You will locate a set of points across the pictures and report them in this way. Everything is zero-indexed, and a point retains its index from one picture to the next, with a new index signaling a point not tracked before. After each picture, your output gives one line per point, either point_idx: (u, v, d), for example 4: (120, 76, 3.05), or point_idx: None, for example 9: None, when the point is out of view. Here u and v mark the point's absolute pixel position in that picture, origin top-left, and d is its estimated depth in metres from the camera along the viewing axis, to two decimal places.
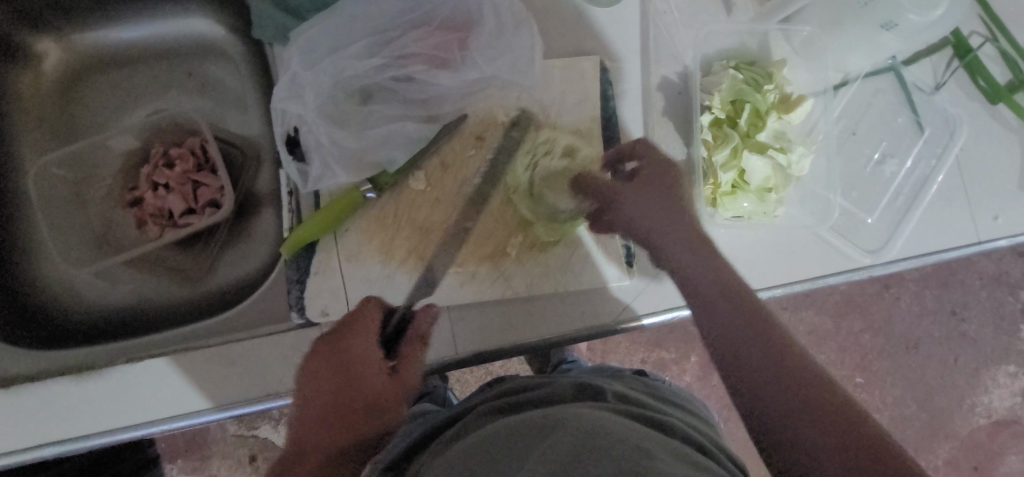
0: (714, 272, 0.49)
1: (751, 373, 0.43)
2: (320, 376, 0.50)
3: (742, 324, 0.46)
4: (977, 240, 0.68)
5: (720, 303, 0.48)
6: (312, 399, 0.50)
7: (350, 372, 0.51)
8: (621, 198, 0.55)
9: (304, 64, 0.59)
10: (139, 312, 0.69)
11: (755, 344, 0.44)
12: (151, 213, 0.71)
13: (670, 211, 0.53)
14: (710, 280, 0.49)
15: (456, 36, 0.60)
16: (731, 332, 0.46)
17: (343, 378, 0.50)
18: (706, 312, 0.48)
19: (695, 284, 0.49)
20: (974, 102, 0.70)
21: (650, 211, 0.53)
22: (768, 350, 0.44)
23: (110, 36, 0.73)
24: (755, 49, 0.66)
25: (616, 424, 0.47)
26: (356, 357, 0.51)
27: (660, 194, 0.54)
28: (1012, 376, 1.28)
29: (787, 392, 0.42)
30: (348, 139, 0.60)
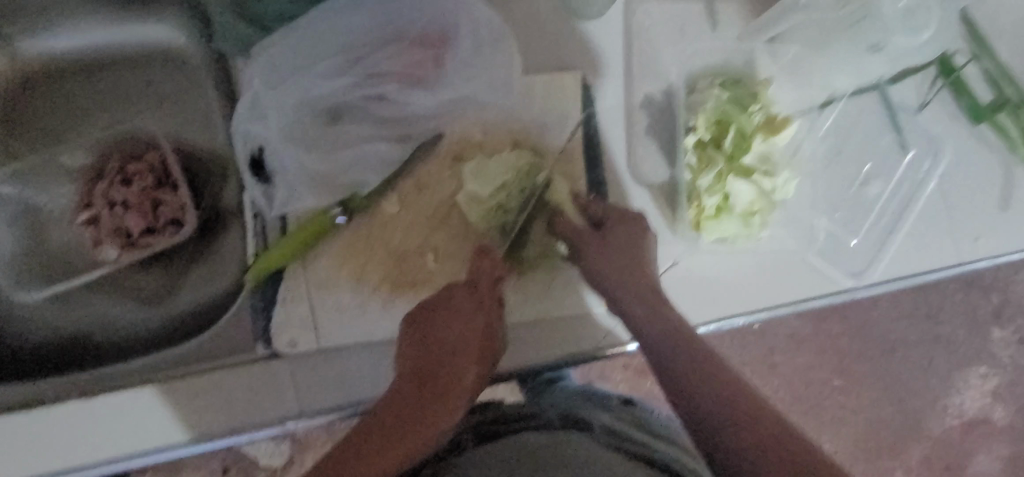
0: (669, 322, 0.53)
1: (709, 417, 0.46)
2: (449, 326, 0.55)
3: (689, 370, 0.49)
4: (960, 261, 0.67)
5: (673, 352, 0.51)
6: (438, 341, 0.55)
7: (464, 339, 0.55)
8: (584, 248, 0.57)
9: (268, 84, 0.56)
10: (98, 337, 0.65)
11: (710, 387, 0.48)
12: (107, 233, 0.66)
13: (634, 264, 0.56)
14: (660, 330, 0.52)
15: (431, 53, 0.57)
16: (694, 373, 0.49)
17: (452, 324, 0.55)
18: (665, 360, 0.51)
19: (650, 334, 0.52)
20: (957, 123, 0.69)
21: (612, 265, 0.56)
22: (724, 396, 0.47)
23: (60, 42, 0.68)
24: (740, 67, 0.64)
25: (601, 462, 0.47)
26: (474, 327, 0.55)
27: (624, 254, 0.57)
28: (984, 377, 1.30)
29: (743, 429, 0.45)
30: (317, 162, 0.57)
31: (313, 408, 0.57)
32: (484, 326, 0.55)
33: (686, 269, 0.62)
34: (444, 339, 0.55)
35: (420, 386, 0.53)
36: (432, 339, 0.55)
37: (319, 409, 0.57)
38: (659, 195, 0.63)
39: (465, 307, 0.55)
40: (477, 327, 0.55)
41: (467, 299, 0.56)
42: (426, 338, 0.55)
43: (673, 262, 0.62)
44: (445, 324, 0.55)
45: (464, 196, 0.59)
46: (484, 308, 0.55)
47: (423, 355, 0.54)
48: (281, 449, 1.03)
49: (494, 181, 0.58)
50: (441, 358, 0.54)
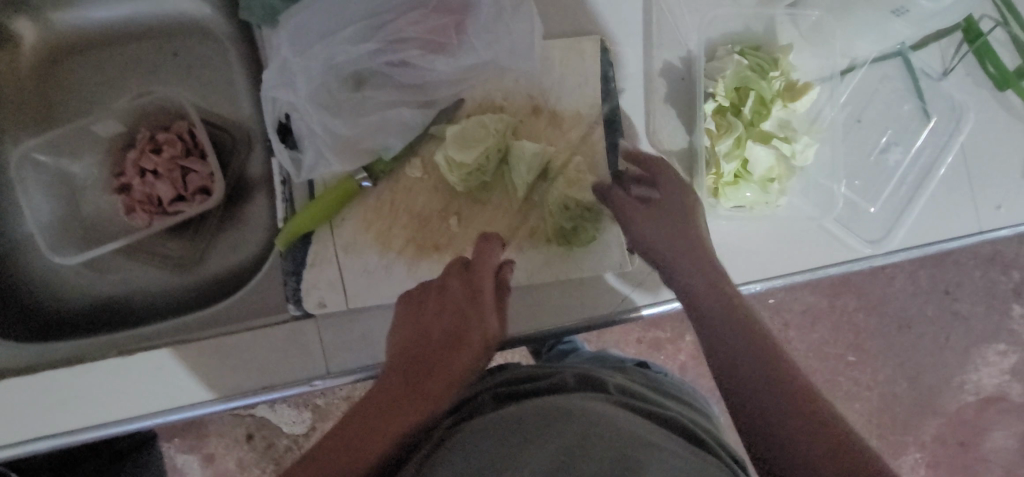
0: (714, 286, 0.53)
1: (753, 394, 0.47)
2: (434, 308, 0.52)
3: (734, 344, 0.50)
4: (980, 229, 0.67)
5: (722, 323, 0.51)
6: (432, 323, 0.52)
7: (461, 317, 0.51)
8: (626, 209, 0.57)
9: (296, 51, 0.56)
10: (131, 302, 0.68)
11: (754, 362, 0.48)
12: (139, 201, 0.69)
13: (669, 225, 0.56)
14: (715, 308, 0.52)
15: (453, 19, 0.57)
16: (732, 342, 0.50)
17: (447, 312, 0.52)
18: (714, 336, 0.51)
19: (698, 299, 0.53)
20: (981, 88, 0.69)
21: (657, 230, 0.56)
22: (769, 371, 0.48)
23: (90, 15, 0.69)
24: (760, 33, 0.64)
25: (621, 418, 0.47)
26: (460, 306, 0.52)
27: (668, 218, 0.57)
28: (1002, 354, 1.30)
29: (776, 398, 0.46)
30: (343, 127, 0.58)
31: (338, 368, 0.58)
32: (472, 316, 0.51)
33: None
34: (430, 330, 0.51)
35: (404, 374, 0.49)
36: (423, 328, 0.52)
37: (344, 369, 0.59)
38: (677, 162, 0.64)
39: (454, 298, 0.52)
40: (463, 312, 0.51)
41: (453, 292, 0.53)
42: (415, 327, 0.52)
43: None
44: (432, 313, 0.52)
45: (442, 158, 0.58)
46: (474, 297, 0.52)
47: (412, 345, 0.51)
48: (303, 417, 1.06)
49: (473, 146, 0.58)
50: (437, 350, 0.50)
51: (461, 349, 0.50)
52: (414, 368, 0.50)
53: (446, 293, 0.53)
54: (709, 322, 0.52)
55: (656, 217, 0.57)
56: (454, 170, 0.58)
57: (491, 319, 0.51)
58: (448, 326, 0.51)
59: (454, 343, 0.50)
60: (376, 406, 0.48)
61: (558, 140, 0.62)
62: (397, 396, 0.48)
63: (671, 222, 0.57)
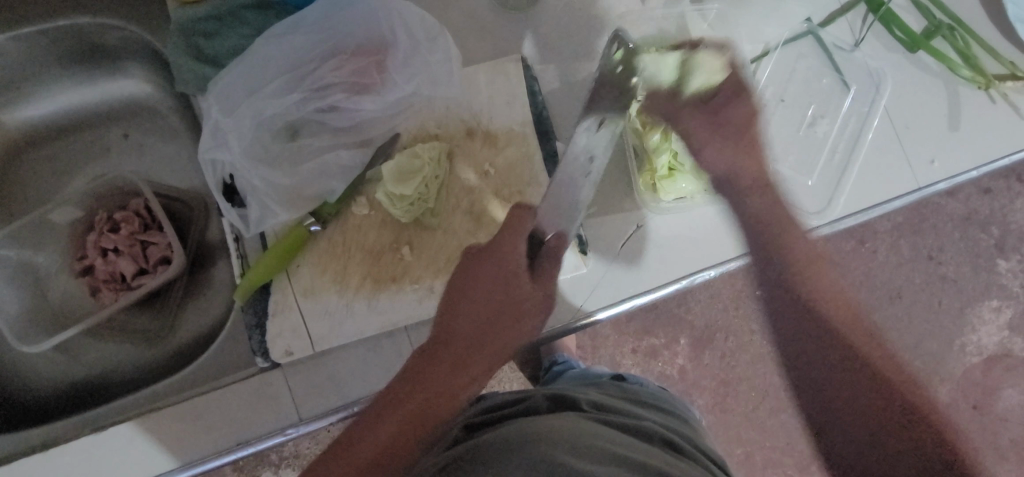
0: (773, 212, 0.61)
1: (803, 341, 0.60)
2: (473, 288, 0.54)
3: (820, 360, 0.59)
4: (917, 185, 0.69)
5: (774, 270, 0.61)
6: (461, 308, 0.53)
7: (478, 299, 0.53)
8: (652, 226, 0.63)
9: (224, 111, 0.59)
10: (105, 380, 0.68)
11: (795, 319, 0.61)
12: (103, 280, 0.71)
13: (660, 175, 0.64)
14: (793, 323, 0.61)
15: (372, 59, 0.60)
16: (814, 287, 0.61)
17: (485, 295, 0.53)
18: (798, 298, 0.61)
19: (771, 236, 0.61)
20: (894, 53, 0.71)
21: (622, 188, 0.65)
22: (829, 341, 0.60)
23: (40, 109, 0.72)
24: (673, 31, 0.66)
25: (604, 436, 0.49)
26: (471, 285, 0.54)
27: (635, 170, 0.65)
28: (997, 311, 1.30)
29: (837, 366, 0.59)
30: (283, 178, 0.60)
31: (310, 413, 0.60)
32: (507, 296, 0.53)
33: (651, 229, 0.65)
34: (467, 321, 0.53)
35: (426, 363, 0.52)
36: (454, 306, 0.54)
37: (317, 413, 0.60)
38: (612, 163, 0.67)
39: (490, 288, 0.53)
40: (501, 286, 0.53)
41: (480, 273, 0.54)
42: (459, 311, 0.53)
43: (638, 224, 0.65)
44: (479, 294, 0.53)
45: (384, 195, 0.60)
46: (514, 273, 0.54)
47: (473, 323, 0.53)
48: None
49: (412, 177, 0.60)
50: (479, 327, 0.53)
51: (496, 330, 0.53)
52: (472, 345, 0.53)
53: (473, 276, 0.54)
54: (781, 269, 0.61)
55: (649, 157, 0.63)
56: (395, 203, 0.60)
57: (521, 292, 0.54)
58: (492, 308, 0.53)
59: (502, 321, 0.53)
60: (422, 393, 0.51)
61: (494, 158, 0.64)
62: (414, 395, 0.51)
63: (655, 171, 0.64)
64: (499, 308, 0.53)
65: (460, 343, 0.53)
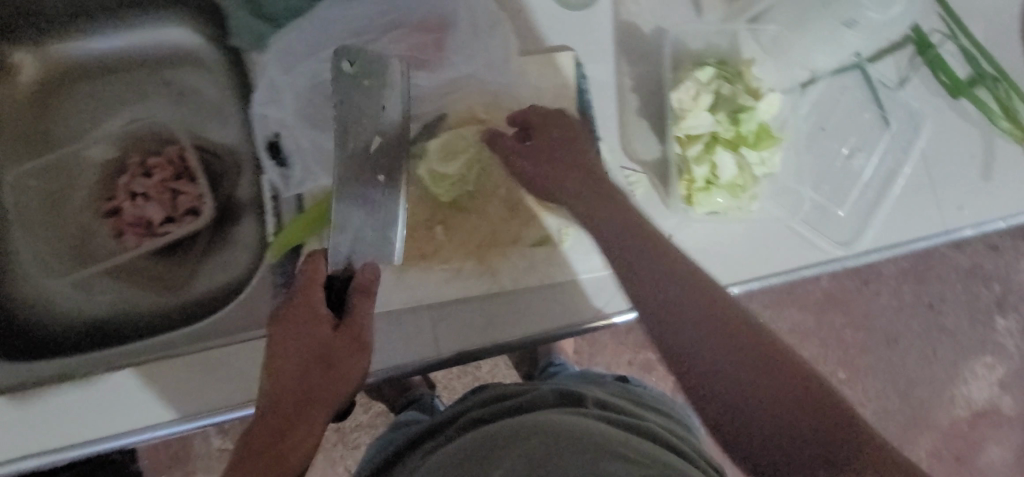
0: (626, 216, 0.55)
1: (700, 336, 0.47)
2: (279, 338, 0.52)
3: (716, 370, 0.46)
4: (945, 229, 0.70)
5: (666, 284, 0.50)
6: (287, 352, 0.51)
7: (296, 328, 0.52)
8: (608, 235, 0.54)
9: (283, 69, 0.61)
10: (118, 322, 0.68)
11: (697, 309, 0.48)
12: (128, 223, 0.71)
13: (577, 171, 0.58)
14: (694, 338, 0.47)
15: (430, 36, 0.63)
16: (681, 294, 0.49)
17: (296, 341, 0.52)
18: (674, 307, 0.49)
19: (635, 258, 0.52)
20: (937, 97, 0.72)
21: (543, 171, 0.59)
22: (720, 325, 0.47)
23: (84, 46, 0.72)
24: (724, 49, 0.67)
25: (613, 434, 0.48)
26: (298, 321, 0.52)
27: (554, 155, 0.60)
28: (989, 367, 1.31)
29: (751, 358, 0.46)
30: (329, 142, 0.60)
31: None
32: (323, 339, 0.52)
33: (681, 240, 0.66)
34: (285, 370, 0.51)
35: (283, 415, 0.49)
36: (280, 351, 0.51)
37: None
38: (652, 170, 0.67)
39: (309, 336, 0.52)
40: (310, 336, 0.52)
41: (291, 317, 0.53)
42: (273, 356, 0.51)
43: (669, 234, 0.66)
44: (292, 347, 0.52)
45: (425, 173, 0.61)
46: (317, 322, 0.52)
47: (285, 366, 0.51)
48: None
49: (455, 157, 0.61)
50: (313, 364, 0.51)
51: (327, 374, 0.51)
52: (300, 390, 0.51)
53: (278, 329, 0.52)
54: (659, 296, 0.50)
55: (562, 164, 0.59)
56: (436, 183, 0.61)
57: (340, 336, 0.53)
58: (304, 353, 0.51)
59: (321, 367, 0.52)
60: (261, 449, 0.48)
61: None
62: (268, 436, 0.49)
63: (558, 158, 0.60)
64: (322, 354, 0.52)
65: (295, 397, 0.50)
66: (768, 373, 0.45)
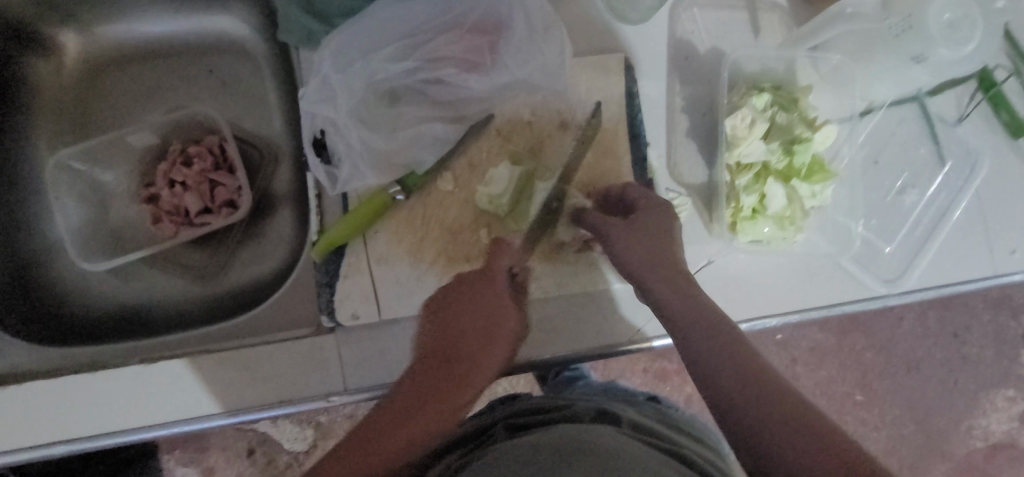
0: (684, 296, 0.54)
1: (716, 375, 0.50)
2: (452, 310, 0.56)
3: (728, 399, 0.48)
4: (993, 273, 0.68)
5: (697, 333, 0.52)
6: (454, 320, 0.56)
7: (474, 303, 0.56)
8: (658, 268, 0.56)
9: (336, 67, 0.59)
10: (152, 309, 0.68)
11: (722, 358, 0.50)
12: (166, 211, 0.71)
13: (659, 248, 0.56)
14: (732, 378, 0.49)
15: (486, 40, 0.60)
16: (702, 342, 0.52)
17: (470, 313, 0.56)
18: (694, 348, 0.52)
19: (671, 310, 0.54)
20: (998, 137, 0.70)
21: (637, 253, 0.56)
22: (738, 364, 0.50)
23: (132, 29, 0.72)
24: (780, 73, 0.66)
25: (641, 451, 0.46)
26: (473, 298, 0.56)
27: (652, 236, 0.56)
28: (1012, 401, 1.27)
29: (764, 401, 0.47)
30: (379, 141, 0.61)
31: (356, 385, 0.59)
32: (499, 322, 0.56)
33: (721, 268, 0.64)
34: (449, 336, 0.55)
35: (436, 374, 0.53)
36: (450, 326, 0.55)
37: (361, 386, 0.59)
38: (697, 196, 0.65)
39: (472, 349, 0.55)
40: (494, 315, 0.56)
41: (473, 293, 0.57)
42: (442, 326, 0.55)
43: (708, 261, 0.64)
44: (458, 320, 0.55)
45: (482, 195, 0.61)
46: (489, 338, 0.55)
47: (451, 337, 0.55)
48: (305, 435, 1.05)
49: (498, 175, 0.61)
50: (476, 337, 0.55)
51: (487, 346, 0.55)
52: (451, 357, 0.55)
53: (454, 294, 0.57)
54: (681, 331, 0.53)
55: (631, 238, 0.56)
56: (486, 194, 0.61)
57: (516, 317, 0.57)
58: (475, 328, 0.55)
59: (460, 367, 0.54)
60: (411, 419, 0.50)
61: (584, 154, 0.64)
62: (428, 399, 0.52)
63: (650, 244, 0.56)
64: (486, 332, 0.55)
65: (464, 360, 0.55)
66: (784, 400, 0.47)
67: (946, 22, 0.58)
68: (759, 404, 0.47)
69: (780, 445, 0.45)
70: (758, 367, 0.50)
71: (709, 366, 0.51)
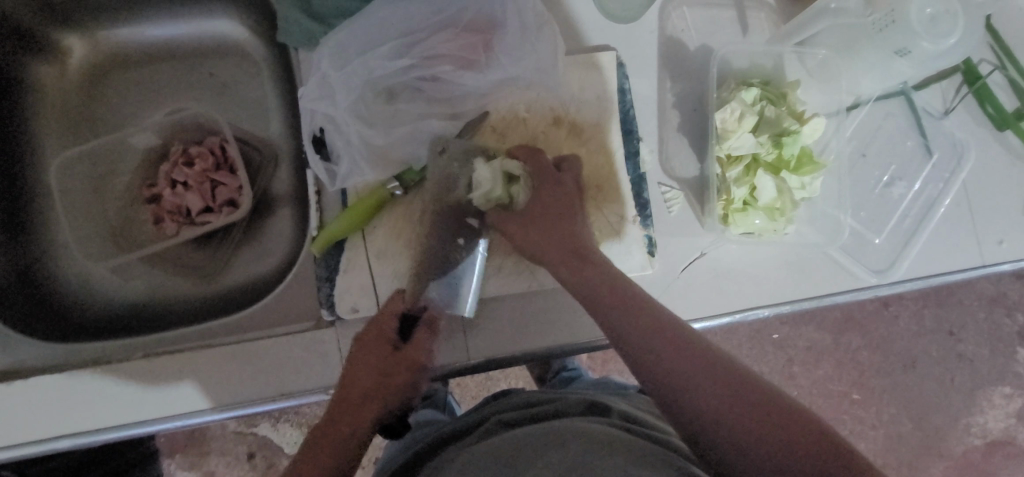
0: (608, 280, 0.53)
1: (658, 361, 0.47)
2: (364, 356, 0.54)
3: (673, 389, 0.45)
4: (982, 263, 0.69)
5: (627, 320, 0.50)
6: (361, 362, 0.54)
7: (379, 350, 0.54)
8: (589, 264, 0.54)
9: (335, 66, 0.60)
10: (155, 308, 0.69)
11: (660, 344, 0.48)
12: (168, 210, 0.72)
13: (561, 233, 0.56)
14: (674, 364, 0.46)
15: (481, 38, 0.61)
16: (632, 329, 0.49)
17: (376, 356, 0.54)
18: (626, 337, 0.49)
19: (601, 299, 0.52)
20: (983, 129, 0.71)
21: (550, 237, 0.56)
22: (675, 348, 0.47)
23: (135, 34, 0.74)
24: (769, 69, 0.67)
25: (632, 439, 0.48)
26: (379, 340, 0.55)
27: (546, 215, 0.57)
28: (1008, 398, 1.28)
29: (711, 386, 0.45)
30: (376, 138, 0.62)
31: None
32: (388, 365, 0.54)
33: (712, 260, 0.65)
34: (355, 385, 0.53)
35: (340, 414, 0.52)
36: (356, 370, 0.54)
37: None
38: (689, 189, 0.66)
39: (381, 393, 0.54)
40: (380, 360, 0.54)
41: (376, 340, 0.55)
42: (345, 372, 0.54)
43: (700, 253, 0.65)
44: (356, 367, 0.54)
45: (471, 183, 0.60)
46: (385, 382, 0.54)
47: (358, 383, 0.53)
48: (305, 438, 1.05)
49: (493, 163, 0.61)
50: (380, 381, 0.54)
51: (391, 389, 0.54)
52: (358, 401, 0.53)
53: (362, 344, 0.55)
54: (615, 321, 0.50)
55: (533, 224, 0.57)
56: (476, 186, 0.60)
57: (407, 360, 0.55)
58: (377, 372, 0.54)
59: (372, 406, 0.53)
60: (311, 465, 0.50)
61: (578, 149, 0.65)
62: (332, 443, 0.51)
63: (547, 225, 0.57)
64: (386, 376, 0.54)
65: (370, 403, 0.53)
66: (730, 384, 0.45)
67: (926, 15, 0.61)
68: (706, 389, 0.44)
69: (732, 430, 0.42)
70: (702, 348, 0.47)
71: (648, 355, 0.48)
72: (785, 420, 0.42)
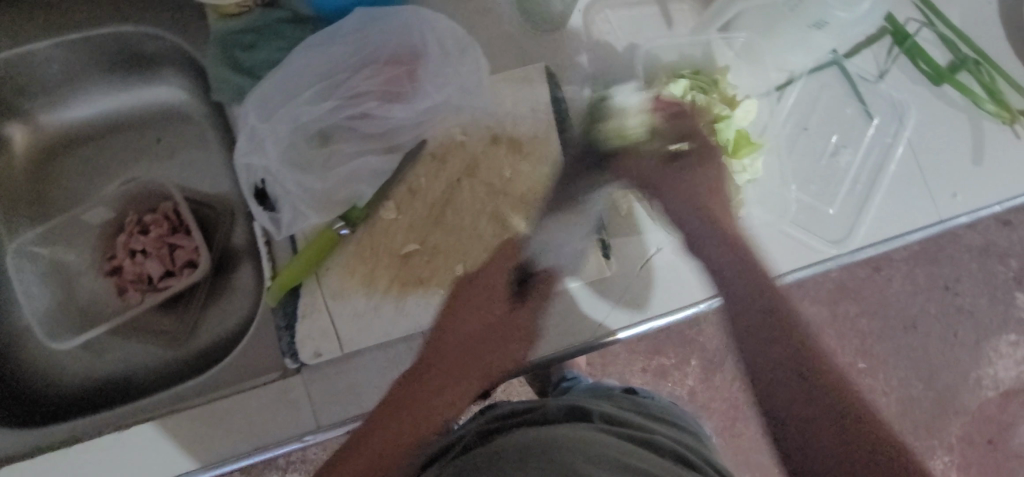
0: (714, 227, 0.60)
1: (768, 349, 0.54)
2: (482, 300, 0.59)
3: (769, 374, 0.54)
4: (940, 218, 0.69)
5: (753, 302, 0.56)
6: (471, 311, 0.59)
7: (487, 295, 0.59)
8: (717, 215, 0.60)
9: (261, 116, 0.61)
10: (127, 379, 0.70)
11: (773, 332, 0.55)
12: (130, 280, 0.73)
13: (709, 181, 0.61)
14: (764, 356, 0.54)
15: (403, 69, 0.63)
16: (747, 310, 0.56)
17: (484, 303, 0.59)
18: (739, 317, 0.56)
19: (711, 253, 0.59)
20: (919, 87, 0.72)
21: (687, 188, 0.61)
22: (777, 333, 0.55)
23: (76, 112, 0.75)
24: (698, 58, 0.68)
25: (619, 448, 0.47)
26: (489, 285, 0.60)
27: (690, 168, 0.62)
28: (1014, 345, 1.23)
29: (792, 373, 0.53)
30: (315, 182, 0.62)
31: (328, 421, 0.60)
32: (500, 311, 0.59)
33: (669, 253, 0.65)
34: (459, 337, 0.57)
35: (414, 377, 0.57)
36: (466, 319, 0.59)
37: (333, 421, 0.60)
38: None
39: (481, 345, 0.57)
40: (498, 302, 0.59)
41: (496, 284, 0.60)
42: (455, 319, 0.59)
43: (656, 249, 0.65)
44: (464, 315, 0.58)
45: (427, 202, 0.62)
46: (500, 331, 0.59)
47: (462, 333, 0.58)
48: None
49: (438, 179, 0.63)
50: (483, 331, 0.58)
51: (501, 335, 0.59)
52: (456, 356, 0.57)
53: (483, 288, 0.60)
54: (742, 303, 0.57)
55: (680, 176, 0.61)
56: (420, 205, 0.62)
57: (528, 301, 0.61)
58: (487, 319, 0.58)
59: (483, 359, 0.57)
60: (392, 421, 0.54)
61: (520, 164, 0.64)
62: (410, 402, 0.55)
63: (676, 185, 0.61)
64: (495, 323, 0.59)
65: (465, 357, 0.57)
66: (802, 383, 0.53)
67: None
68: (782, 374, 0.53)
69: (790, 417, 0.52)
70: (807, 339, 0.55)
71: (761, 345, 0.55)
72: (823, 402, 0.52)
